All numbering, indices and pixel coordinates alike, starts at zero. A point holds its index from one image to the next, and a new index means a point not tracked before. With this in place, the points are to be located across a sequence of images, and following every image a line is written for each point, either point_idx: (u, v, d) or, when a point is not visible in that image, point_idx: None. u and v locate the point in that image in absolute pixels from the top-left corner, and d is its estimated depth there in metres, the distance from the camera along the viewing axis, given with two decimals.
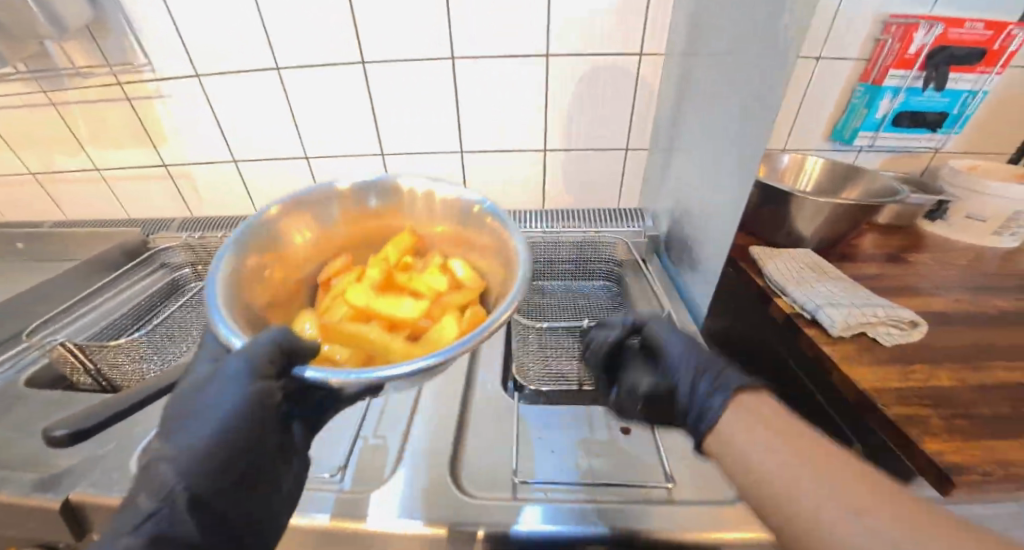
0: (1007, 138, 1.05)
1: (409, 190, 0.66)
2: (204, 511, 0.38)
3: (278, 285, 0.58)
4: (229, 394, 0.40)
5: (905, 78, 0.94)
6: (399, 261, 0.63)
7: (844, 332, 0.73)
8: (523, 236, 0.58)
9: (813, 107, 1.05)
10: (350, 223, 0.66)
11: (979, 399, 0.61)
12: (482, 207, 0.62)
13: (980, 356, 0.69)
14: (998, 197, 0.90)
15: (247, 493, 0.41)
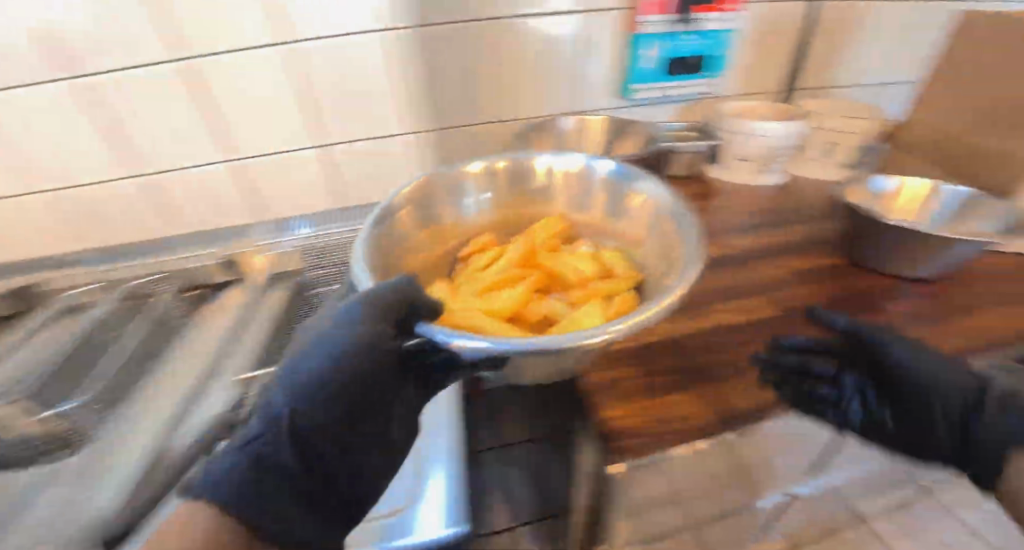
0: (776, 76, 1.04)
1: (539, 172, 0.63)
2: (305, 448, 0.33)
3: (425, 257, 0.58)
4: (342, 329, 0.35)
5: (661, 24, 0.85)
6: (547, 244, 0.59)
7: None
8: (678, 204, 0.53)
9: (583, 69, 0.92)
10: (508, 205, 0.64)
11: (682, 351, 0.52)
12: (613, 174, 0.60)
13: (710, 301, 0.61)
14: (754, 136, 0.91)
15: (351, 443, 0.35)
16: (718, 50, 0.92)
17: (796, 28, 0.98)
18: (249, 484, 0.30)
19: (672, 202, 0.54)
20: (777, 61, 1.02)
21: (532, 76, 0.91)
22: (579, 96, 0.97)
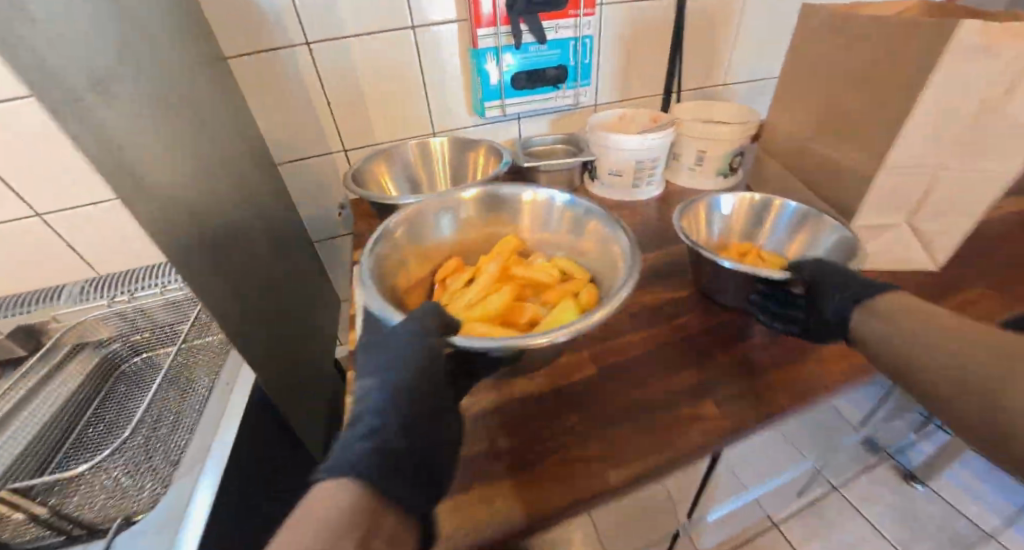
0: (648, 82, 1.00)
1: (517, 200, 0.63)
2: (404, 453, 0.31)
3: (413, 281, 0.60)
4: (408, 333, 0.39)
5: (496, 36, 0.78)
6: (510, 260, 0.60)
7: None
8: (626, 235, 0.53)
9: (437, 90, 0.88)
10: (465, 229, 0.65)
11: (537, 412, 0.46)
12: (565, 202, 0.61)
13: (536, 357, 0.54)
14: (618, 150, 0.84)
15: (431, 442, 0.33)
16: (573, 60, 0.85)
17: (663, 29, 0.93)
18: (373, 467, 0.28)
19: (617, 236, 0.54)
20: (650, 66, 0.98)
21: (379, 99, 0.86)
22: (439, 117, 0.92)
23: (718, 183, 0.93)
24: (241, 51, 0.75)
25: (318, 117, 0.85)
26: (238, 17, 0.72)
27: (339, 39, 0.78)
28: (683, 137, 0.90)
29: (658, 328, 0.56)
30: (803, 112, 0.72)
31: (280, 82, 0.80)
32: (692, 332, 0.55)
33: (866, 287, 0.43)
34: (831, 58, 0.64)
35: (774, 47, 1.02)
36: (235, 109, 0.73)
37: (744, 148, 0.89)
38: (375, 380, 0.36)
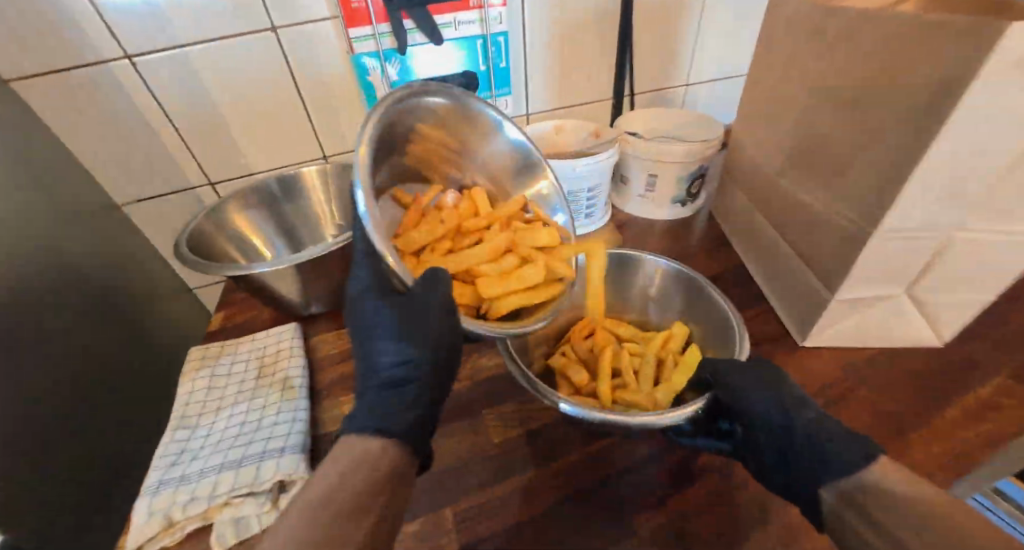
0: (590, 85, 0.83)
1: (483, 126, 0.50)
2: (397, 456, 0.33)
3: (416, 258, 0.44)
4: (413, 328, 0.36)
5: (376, 38, 0.61)
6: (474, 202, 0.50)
7: (163, 541, 0.39)
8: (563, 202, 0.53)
9: (320, 107, 0.69)
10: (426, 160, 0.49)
11: None
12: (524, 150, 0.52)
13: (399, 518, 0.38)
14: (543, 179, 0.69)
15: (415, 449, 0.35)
16: (483, 62, 0.69)
17: (608, 19, 0.76)
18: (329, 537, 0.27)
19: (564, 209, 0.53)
20: (593, 65, 0.80)
21: (245, 122, 0.66)
22: (329, 138, 0.73)
23: (671, 210, 0.77)
24: (27, 71, 0.54)
25: (165, 147, 0.65)
26: (7, 23, 0.51)
27: (173, 48, 0.57)
28: (630, 157, 0.73)
29: (550, 474, 0.41)
30: (769, 135, 0.56)
31: (99, 106, 0.59)
32: (614, 471, 0.41)
33: (779, 396, 0.39)
34: (810, 63, 0.47)
35: (742, 36, 0.85)
36: (15, 154, 0.54)
37: (703, 171, 0.73)
38: (395, 347, 0.37)
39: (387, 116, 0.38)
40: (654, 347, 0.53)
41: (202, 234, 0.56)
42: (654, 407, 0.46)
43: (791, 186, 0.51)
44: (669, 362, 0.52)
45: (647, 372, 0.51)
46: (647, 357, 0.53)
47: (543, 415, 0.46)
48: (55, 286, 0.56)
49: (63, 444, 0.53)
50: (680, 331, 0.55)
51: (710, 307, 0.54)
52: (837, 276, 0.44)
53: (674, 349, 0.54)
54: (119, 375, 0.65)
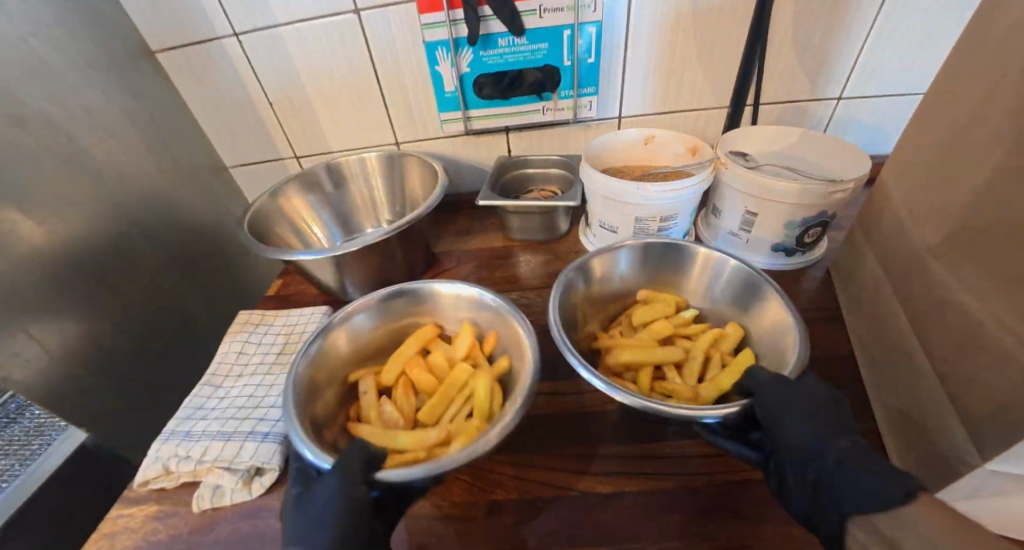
0: (699, 89, 0.68)
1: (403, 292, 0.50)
2: None
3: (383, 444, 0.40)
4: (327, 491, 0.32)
5: (448, 26, 0.57)
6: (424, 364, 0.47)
7: (162, 484, 0.43)
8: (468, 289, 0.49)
9: (395, 92, 0.66)
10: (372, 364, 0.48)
11: None
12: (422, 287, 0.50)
13: None
14: (609, 198, 0.58)
15: None
16: (566, 57, 0.61)
17: (745, 4, 0.59)
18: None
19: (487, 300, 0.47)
20: (708, 66, 0.65)
21: (327, 104, 0.68)
22: (405, 126, 0.70)
23: (768, 258, 0.61)
24: (166, 46, 0.62)
25: (262, 120, 0.70)
26: (148, 5, 0.58)
27: (270, 28, 0.60)
28: (725, 184, 0.59)
29: None
30: (930, 190, 0.38)
31: (214, 79, 0.65)
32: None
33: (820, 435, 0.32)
34: (1009, 99, 0.30)
35: (936, 32, 0.62)
36: (146, 117, 0.62)
37: (825, 219, 0.56)
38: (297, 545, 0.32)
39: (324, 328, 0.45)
40: (704, 344, 0.46)
41: (263, 215, 0.63)
42: (695, 399, 0.40)
43: (943, 280, 0.34)
44: (717, 364, 0.45)
45: (693, 366, 0.44)
46: (695, 353, 0.45)
47: (516, 487, 0.40)
48: (160, 234, 0.65)
49: (150, 374, 0.63)
50: (733, 334, 0.48)
51: (778, 320, 0.44)
52: (993, 441, 0.28)
53: (725, 350, 0.47)
54: (207, 316, 0.74)
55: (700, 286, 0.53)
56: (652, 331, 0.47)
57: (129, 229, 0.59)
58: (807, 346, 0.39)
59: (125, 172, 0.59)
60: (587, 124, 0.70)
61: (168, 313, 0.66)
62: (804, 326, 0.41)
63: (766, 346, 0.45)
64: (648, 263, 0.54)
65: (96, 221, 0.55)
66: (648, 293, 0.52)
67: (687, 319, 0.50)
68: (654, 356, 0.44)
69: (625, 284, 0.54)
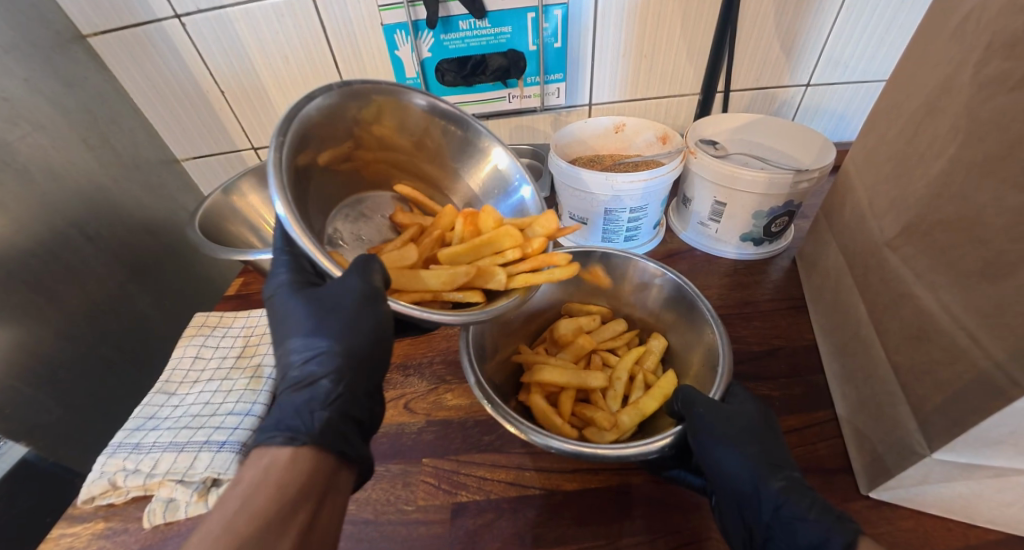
0: (670, 76, 0.67)
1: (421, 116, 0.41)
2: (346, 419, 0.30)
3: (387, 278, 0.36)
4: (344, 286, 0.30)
5: (406, 7, 0.54)
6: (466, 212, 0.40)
7: (110, 500, 0.41)
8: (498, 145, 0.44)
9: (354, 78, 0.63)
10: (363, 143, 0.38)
11: None
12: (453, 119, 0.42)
13: None
14: (577, 189, 0.57)
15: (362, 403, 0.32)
16: (531, 41, 0.59)
17: None
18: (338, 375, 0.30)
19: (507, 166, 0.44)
20: (678, 51, 0.64)
21: (282, 91, 0.64)
22: None
23: (737, 247, 0.61)
24: (98, 27, 0.57)
25: (212, 109, 0.66)
26: None
27: (214, 9, 0.56)
28: (694, 173, 0.59)
29: None
30: (891, 179, 0.38)
31: (155, 64, 0.61)
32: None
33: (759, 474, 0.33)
34: (966, 90, 0.29)
35: (898, 20, 0.62)
36: (80, 107, 0.58)
37: (791, 208, 0.57)
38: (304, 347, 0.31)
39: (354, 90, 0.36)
40: (628, 362, 0.47)
41: (215, 211, 0.60)
42: (615, 428, 0.41)
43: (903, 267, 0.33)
44: (640, 383, 0.45)
45: (615, 388, 0.45)
46: (619, 373, 0.46)
47: (483, 488, 0.39)
48: (103, 231, 0.60)
49: (99, 382, 0.60)
50: (657, 347, 0.49)
51: (704, 335, 0.46)
52: (940, 432, 0.28)
53: (648, 365, 0.48)
54: (161, 316, 0.70)
55: (629, 297, 0.54)
56: (576, 349, 0.48)
57: (68, 228, 0.56)
58: (729, 366, 0.41)
59: (58, 166, 0.55)
60: (557, 111, 0.69)
61: (118, 316, 0.62)
62: (729, 345, 0.42)
63: (691, 353, 0.47)
64: (577, 275, 0.54)
65: (26, 221, 0.51)
66: (578, 306, 0.54)
67: (615, 330, 0.51)
68: (575, 380, 0.44)
69: (548, 296, 0.54)
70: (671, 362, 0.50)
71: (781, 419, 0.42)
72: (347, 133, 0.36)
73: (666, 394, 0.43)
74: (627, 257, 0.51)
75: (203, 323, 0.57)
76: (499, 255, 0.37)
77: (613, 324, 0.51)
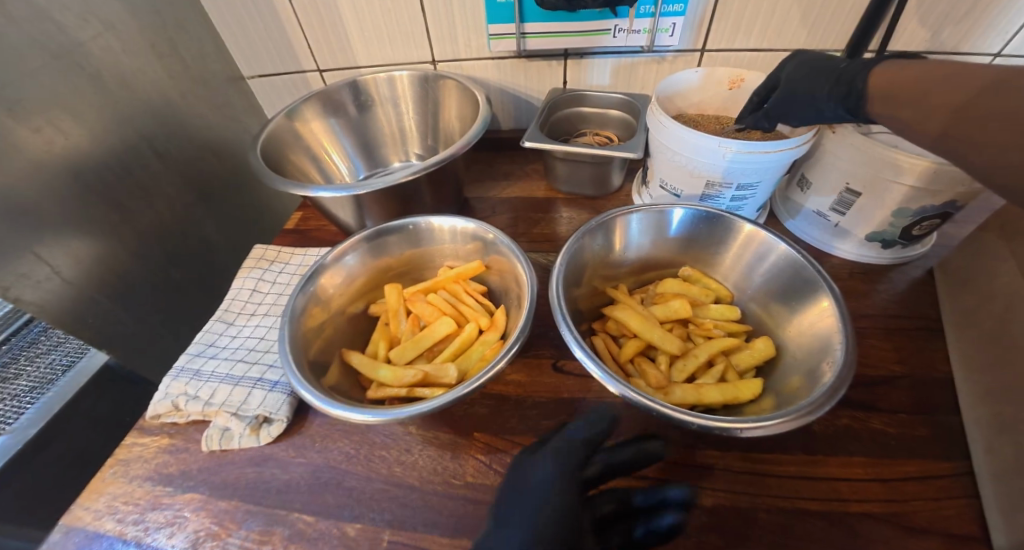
0: (817, 22, 0.53)
1: (413, 230, 0.46)
2: None
3: (375, 379, 0.39)
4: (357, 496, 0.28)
5: None
6: (445, 306, 0.43)
7: (173, 420, 0.42)
8: (468, 227, 0.45)
9: None
10: (394, 265, 0.47)
11: None
12: (434, 225, 0.46)
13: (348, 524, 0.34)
14: (676, 152, 0.48)
15: None
16: None
17: None
18: None
19: (487, 246, 0.45)
20: None
21: (354, 4, 0.57)
22: (443, 41, 0.60)
23: (858, 248, 0.51)
24: None
25: (280, 22, 0.60)
26: None
27: None
28: (828, 152, 0.48)
29: None
30: None
31: None
32: None
33: None
34: None
35: None
36: (149, 10, 0.54)
37: (948, 211, 0.45)
38: None
39: (382, 226, 0.45)
40: (713, 345, 0.41)
41: (279, 138, 0.57)
42: (661, 392, 0.37)
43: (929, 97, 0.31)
44: (717, 373, 0.39)
45: (688, 364, 0.40)
46: (698, 352, 0.41)
47: None
48: (171, 148, 0.59)
49: (166, 298, 0.61)
50: (761, 350, 0.41)
51: (826, 342, 0.37)
52: None
53: (736, 362, 0.41)
54: (224, 239, 0.70)
55: (736, 264, 0.48)
56: (669, 311, 0.43)
57: (139, 142, 0.54)
58: (850, 366, 0.33)
59: (128, 74, 0.53)
60: (662, 55, 0.58)
61: (185, 235, 0.63)
62: (855, 347, 0.35)
63: (804, 366, 0.39)
64: (687, 233, 0.48)
65: (99, 131, 0.49)
66: (695, 274, 0.48)
67: (724, 315, 0.45)
68: (651, 332, 0.41)
69: (648, 252, 0.49)
70: (772, 380, 0.42)
71: (896, 463, 0.35)
72: (372, 268, 0.46)
73: (738, 397, 0.37)
74: (740, 221, 0.45)
75: (266, 254, 0.56)
76: (469, 335, 0.41)
77: (718, 311, 0.45)
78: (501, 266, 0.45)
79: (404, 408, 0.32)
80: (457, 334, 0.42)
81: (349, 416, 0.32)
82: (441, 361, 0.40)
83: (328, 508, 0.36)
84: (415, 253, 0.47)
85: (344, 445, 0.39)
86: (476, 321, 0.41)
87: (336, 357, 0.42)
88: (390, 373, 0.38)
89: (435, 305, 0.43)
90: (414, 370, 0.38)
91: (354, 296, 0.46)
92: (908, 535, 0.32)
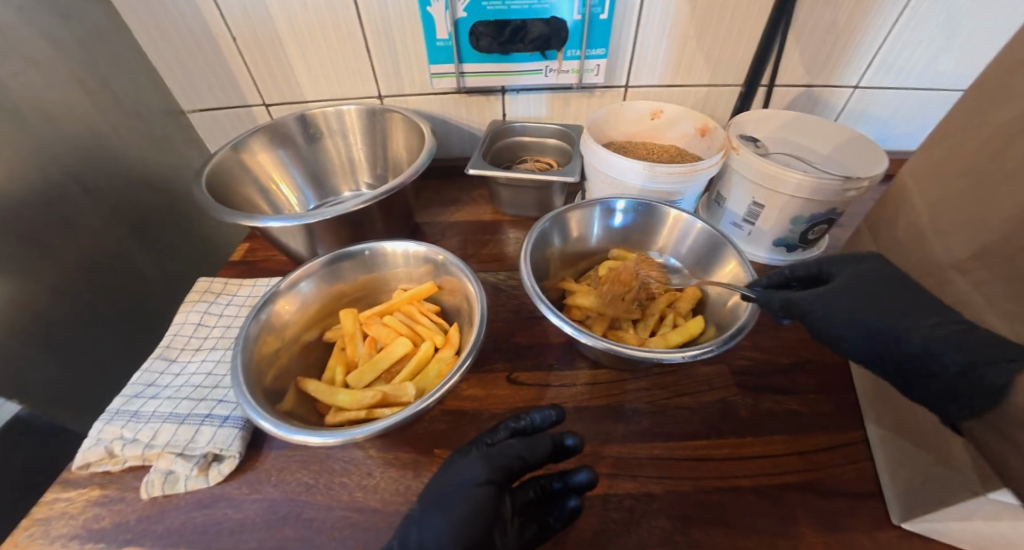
0: (715, 65, 0.62)
1: (365, 254, 0.47)
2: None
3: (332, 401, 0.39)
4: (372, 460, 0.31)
5: None
6: (401, 325, 0.44)
7: (106, 468, 0.39)
8: (420, 249, 0.47)
9: (378, 35, 0.58)
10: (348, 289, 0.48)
11: None
12: (387, 248, 0.47)
13: None
14: (609, 176, 0.54)
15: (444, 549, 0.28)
16: (576, 9, 0.54)
17: None
18: None
19: (439, 267, 0.47)
20: (726, 39, 0.60)
21: (299, 43, 0.59)
22: (389, 78, 0.63)
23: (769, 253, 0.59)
24: None
25: (223, 59, 0.61)
26: None
27: None
28: (734, 170, 0.55)
29: None
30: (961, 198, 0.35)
31: (164, 3, 0.56)
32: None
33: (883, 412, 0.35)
34: None
35: (965, 24, 0.57)
36: (79, 47, 0.53)
37: (832, 216, 0.53)
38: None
39: (336, 253, 0.46)
40: (661, 302, 0.48)
41: (224, 171, 0.56)
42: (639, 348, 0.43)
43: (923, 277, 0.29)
44: (670, 321, 0.46)
45: (650, 322, 0.47)
46: (651, 311, 0.48)
47: None
48: (101, 184, 0.57)
49: (94, 341, 0.57)
50: (691, 295, 0.48)
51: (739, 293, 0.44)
52: (999, 473, 0.26)
53: (680, 310, 0.47)
54: (161, 275, 0.67)
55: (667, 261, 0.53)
56: None
57: (64, 180, 0.52)
58: None
59: (53, 110, 0.51)
60: (591, 91, 0.65)
61: (116, 274, 0.59)
62: None
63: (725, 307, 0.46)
64: (629, 226, 0.53)
65: (19, 167, 0.47)
66: (620, 253, 0.53)
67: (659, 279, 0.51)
68: (612, 308, 0.46)
69: (596, 246, 0.54)
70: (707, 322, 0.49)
71: (809, 437, 0.41)
72: (325, 295, 0.46)
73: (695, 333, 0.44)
74: (668, 209, 0.51)
75: (211, 287, 0.55)
76: (426, 353, 0.42)
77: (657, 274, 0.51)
78: (454, 286, 0.47)
79: (363, 426, 0.33)
80: (414, 353, 0.43)
81: (306, 440, 0.32)
82: (400, 380, 0.41)
83: (287, 542, 0.35)
84: (368, 277, 0.48)
85: (302, 476, 0.39)
86: (433, 337, 0.43)
87: (291, 388, 0.41)
88: (348, 397, 0.39)
89: (392, 326, 0.44)
90: (372, 391, 0.39)
91: (307, 325, 0.45)
92: (821, 499, 0.36)
